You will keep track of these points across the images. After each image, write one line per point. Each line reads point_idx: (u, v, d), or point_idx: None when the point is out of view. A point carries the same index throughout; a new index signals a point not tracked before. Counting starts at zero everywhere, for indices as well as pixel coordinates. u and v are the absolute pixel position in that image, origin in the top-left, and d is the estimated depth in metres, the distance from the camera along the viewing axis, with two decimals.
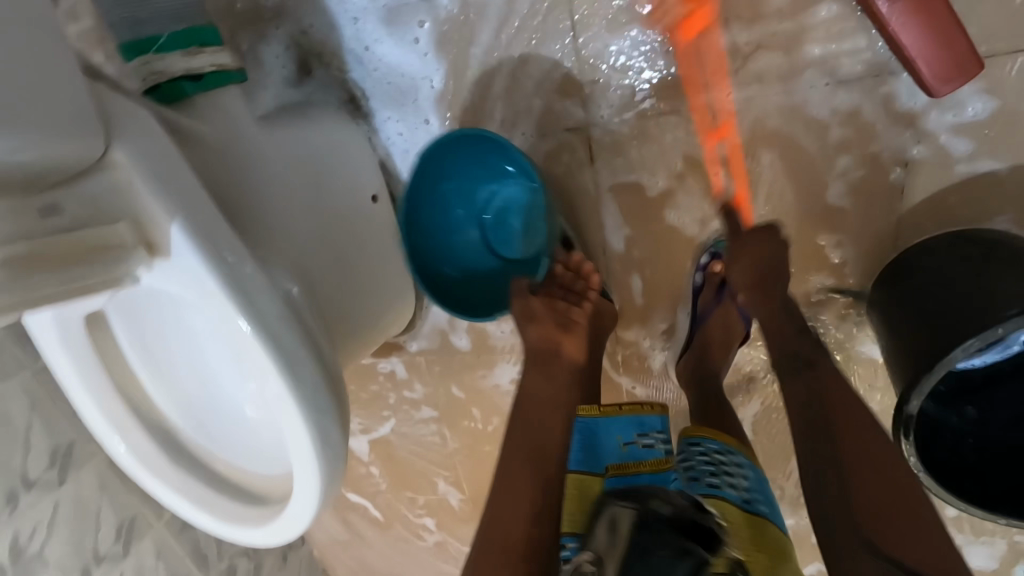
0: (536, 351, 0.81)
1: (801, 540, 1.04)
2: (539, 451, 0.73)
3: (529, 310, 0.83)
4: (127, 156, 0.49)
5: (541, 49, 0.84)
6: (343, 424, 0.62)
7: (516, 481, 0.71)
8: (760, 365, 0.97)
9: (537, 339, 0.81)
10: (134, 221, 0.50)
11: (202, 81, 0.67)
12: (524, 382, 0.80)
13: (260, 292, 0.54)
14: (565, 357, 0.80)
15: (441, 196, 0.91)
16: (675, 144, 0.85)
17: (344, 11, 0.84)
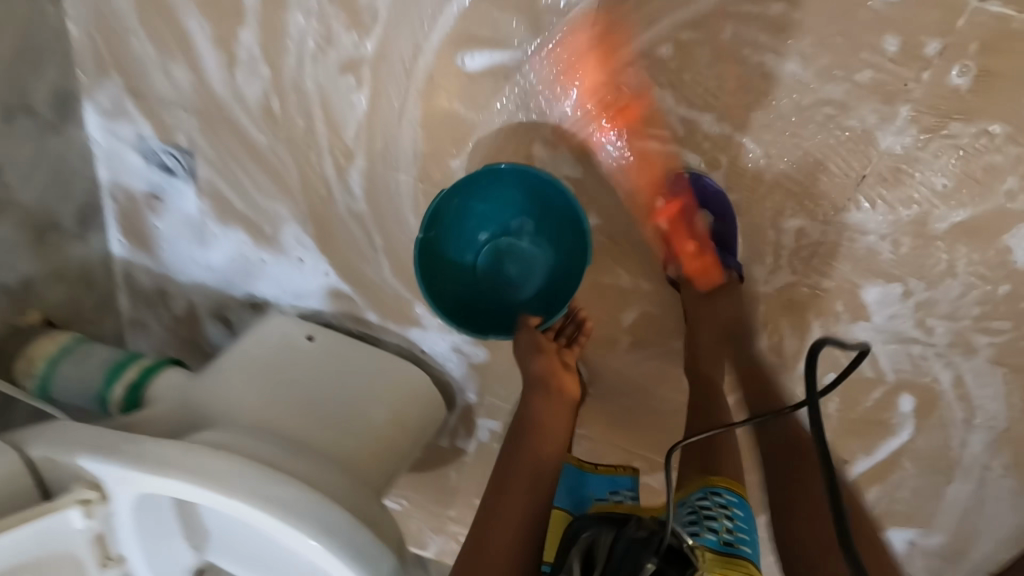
0: (544, 379, 0.79)
1: (936, 106, 0.66)
2: (538, 466, 0.71)
3: (537, 342, 0.83)
4: (32, 446, 0.71)
5: (230, 160, 0.95)
6: (286, 479, 0.71)
7: (514, 506, 0.68)
8: (628, 74, 0.75)
9: (541, 377, 0.79)
10: (67, 471, 0.70)
11: (131, 386, 0.94)
12: (531, 409, 0.77)
13: (153, 446, 0.70)
14: (564, 390, 0.80)
15: (474, 215, 0.88)
16: (330, 75, 0.83)
17: (187, 263, 1.09)
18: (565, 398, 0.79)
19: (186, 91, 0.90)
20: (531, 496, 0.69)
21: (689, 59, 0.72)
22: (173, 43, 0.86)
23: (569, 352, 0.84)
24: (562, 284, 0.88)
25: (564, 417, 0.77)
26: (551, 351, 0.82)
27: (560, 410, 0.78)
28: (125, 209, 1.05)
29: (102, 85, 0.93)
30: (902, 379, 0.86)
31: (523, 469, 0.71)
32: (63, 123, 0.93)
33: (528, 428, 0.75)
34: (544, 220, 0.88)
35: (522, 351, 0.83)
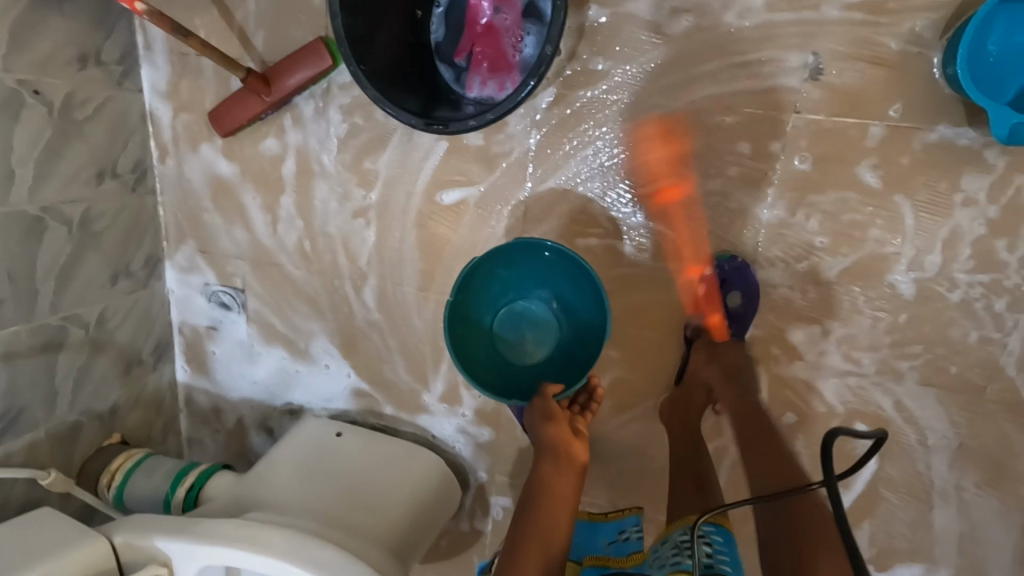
0: (555, 447, 0.86)
1: (795, 187, 0.88)
2: (546, 532, 0.81)
3: (549, 411, 0.91)
4: (116, 530, 0.87)
5: (274, 293, 1.20)
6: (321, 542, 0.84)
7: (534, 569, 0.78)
8: (565, 192, 0.98)
9: (551, 445, 0.87)
10: (143, 551, 0.86)
11: (191, 488, 1.11)
12: (542, 477, 0.86)
13: (214, 524, 0.85)
14: (575, 458, 0.87)
15: (499, 283, 1.03)
16: (348, 222, 1.10)
17: (239, 381, 1.31)
18: (575, 464, 0.86)
19: (242, 247, 1.18)
20: (544, 561, 0.78)
21: (604, 176, 0.96)
22: (234, 212, 1.16)
23: (580, 420, 0.92)
24: (576, 352, 1.02)
25: (571, 486, 0.85)
26: (561, 420, 0.89)
27: (569, 478, 0.85)
28: (190, 342, 1.30)
29: (180, 249, 1.22)
30: (852, 410, 0.96)
31: (535, 536, 0.80)
32: (150, 280, 1.21)
33: (538, 492, 0.85)
34: (561, 292, 1.02)
35: (535, 417, 0.91)
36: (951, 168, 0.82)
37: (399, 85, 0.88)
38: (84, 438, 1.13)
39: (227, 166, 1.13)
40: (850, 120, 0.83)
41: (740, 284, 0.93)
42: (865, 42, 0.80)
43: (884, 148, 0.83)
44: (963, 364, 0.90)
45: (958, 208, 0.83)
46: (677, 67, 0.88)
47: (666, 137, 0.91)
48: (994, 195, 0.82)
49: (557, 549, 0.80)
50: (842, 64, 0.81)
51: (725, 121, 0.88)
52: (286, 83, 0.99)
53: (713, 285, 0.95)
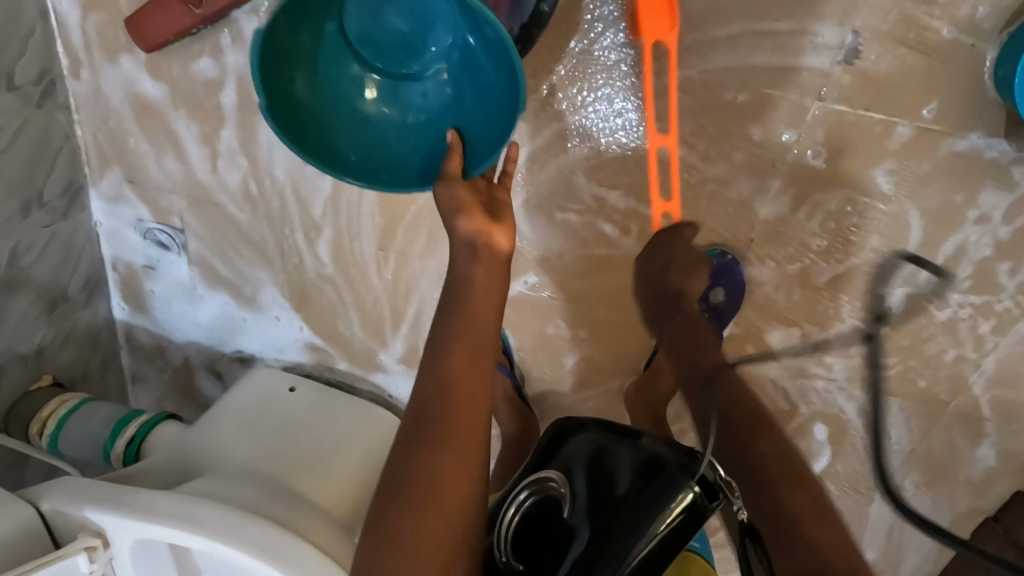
0: (473, 240, 0.69)
1: (799, 181, 0.79)
2: (472, 354, 0.65)
3: (456, 198, 0.71)
4: (45, 498, 0.82)
5: (216, 236, 1.08)
6: (261, 523, 0.80)
7: (472, 382, 0.64)
8: (548, 160, 0.87)
9: (469, 241, 0.70)
10: (74, 521, 0.82)
11: (132, 440, 1.06)
12: (455, 272, 0.69)
13: (146, 498, 0.81)
14: (497, 251, 0.70)
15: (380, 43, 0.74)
16: (298, 167, 0.97)
17: (182, 324, 1.22)
18: (498, 254, 0.70)
19: (177, 181, 1.04)
20: (476, 375, 0.64)
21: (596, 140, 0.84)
22: (165, 141, 1.00)
23: (501, 191, 0.76)
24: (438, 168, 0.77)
25: (493, 280, 0.69)
26: (474, 210, 0.70)
27: (491, 273, 0.70)
28: (125, 279, 1.19)
29: (104, 176, 1.07)
30: (814, 410, 0.96)
31: (463, 349, 0.65)
32: (71, 211, 1.07)
33: (462, 287, 0.68)
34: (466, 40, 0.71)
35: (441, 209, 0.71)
36: (972, 181, 0.74)
37: None
38: (8, 382, 1.04)
39: (153, 86, 0.96)
40: (877, 114, 0.73)
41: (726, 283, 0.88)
42: (912, 23, 0.67)
43: (906, 151, 0.74)
44: (932, 378, 0.88)
45: (969, 224, 0.77)
46: (692, 27, 0.74)
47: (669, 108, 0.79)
48: (1010, 214, 0.75)
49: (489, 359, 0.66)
50: (882, 47, 0.69)
51: (736, 99, 0.76)
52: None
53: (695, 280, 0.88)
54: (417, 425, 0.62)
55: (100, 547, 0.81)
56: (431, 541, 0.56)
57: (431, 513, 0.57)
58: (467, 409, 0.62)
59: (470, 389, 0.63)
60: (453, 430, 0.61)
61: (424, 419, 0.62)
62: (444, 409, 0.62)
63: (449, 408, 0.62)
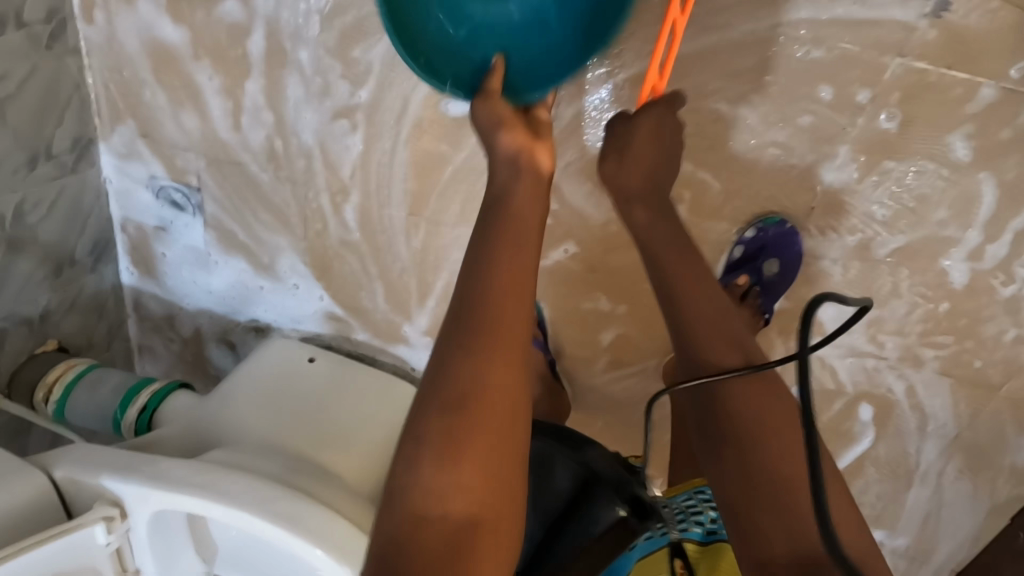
0: (514, 156, 0.59)
1: (868, 147, 0.75)
2: (516, 265, 0.54)
3: (498, 112, 0.61)
4: (58, 465, 0.77)
5: (233, 198, 1.02)
6: (290, 495, 0.76)
7: (513, 314, 0.53)
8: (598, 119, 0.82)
9: (509, 161, 0.59)
10: (90, 490, 0.77)
11: (145, 409, 1.01)
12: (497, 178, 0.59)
13: (167, 466, 0.76)
14: (540, 163, 0.59)
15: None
16: (327, 124, 0.91)
17: (194, 291, 1.16)
18: (543, 171, 0.59)
19: (194, 137, 0.97)
20: (517, 308, 0.53)
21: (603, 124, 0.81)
22: (184, 93, 0.93)
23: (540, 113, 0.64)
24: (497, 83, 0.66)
25: (538, 201, 0.58)
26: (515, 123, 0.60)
27: (535, 190, 0.59)
28: (134, 242, 1.12)
29: (116, 130, 1.00)
30: (860, 391, 0.93)
31: (506, 271, 0.54)
32: (79, 166, 1.00)
33: (501, 195, 0.58)
34: None
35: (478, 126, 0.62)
36: None
37: None
38: (10, 347, 0.98)
39: (173, 31, 0.89)
40: (960, 75, 0.68)
41: (780, 256, 0.83)
42: None
43: (988, 115, 0.70)
44: (989, 361, 0.85)
45: None
46: None
47: (735, 63, 0.74)
48: None
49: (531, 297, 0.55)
50: (974, 1, 0.65)
51: (808, 55, 0.71)
52: None
53: (748, 252, 0.85)
54: (443, 368, 0.52)
55: (117, 517, 0.76)
56: (462, 478, 0.49)
57: (462, 464, 0.49)
58: (511, 354, 0.52)
59: (509, 331, 0.53)
60: (487, 379, 0.51)
61: (456, 365, 0.51)
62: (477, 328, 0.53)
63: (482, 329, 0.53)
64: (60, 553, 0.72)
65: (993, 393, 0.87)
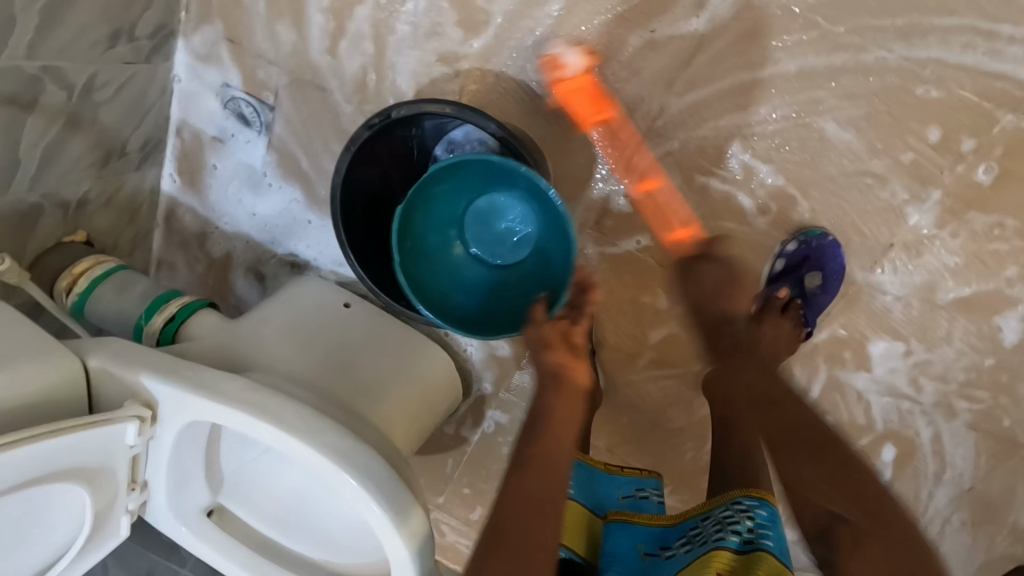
0: (556, 374, 0.76)
1: (957, 192, 0.78)
2: (549, 468, 0.68)
3: (545, 337, 0.79)
4: (94, 354, 0.72)
5: (307, 122, 0.99)
6: (337, 426, 0.73)
7: (541, 517, 0.64)
8: (708, 114, 0.82)
9: (552, 376, 0.77)
10: (125, 385, 0.72)
11: (172, 320, 0.95)
12: (539, 397, 0.76)
13: (215, 376, 0.72)
14: (576, 379, 0.76)
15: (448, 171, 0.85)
16: (427, 68, 0.89)
17: (236, 212, 1.11)
18: (578, 386, 0.76)
19: (283, 53, 0.95)
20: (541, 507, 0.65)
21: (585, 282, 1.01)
22: (287, 5, 0.91)
23: (578, 331, 0.81)
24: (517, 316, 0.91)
25: (575, 408, 0.75)
26: (560, 346, 0.78)
27: (568, 404, 0.75)
28: (186, 149, 1.08)
29: (201, 29, 0.97)
30: (889, 430, 0.94)
31: (533, 479, 0.67)
32: (155, 56, 0.96)
33: (540, 414, 0.74)
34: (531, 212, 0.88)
35: (529, 344, 0.80)
36: None
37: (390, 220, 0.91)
38: (41, 226, 0.92)
39: None
40: None
41: (834, 276, 0.86)
42: None
43: None
44: (1017, 419, 0.89)
45: None
46: (908, 10, 0.72)
47: (854, 88, 0.76)
48: None
49: (562, 469, 0.69)
50: None
51: (926, 94, 0.74)
52: None
53: (791, 263, 0.86)
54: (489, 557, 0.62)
55: (149, 417, 0.72)
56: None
57: None
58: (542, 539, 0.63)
59: (546, 493, 0.66)
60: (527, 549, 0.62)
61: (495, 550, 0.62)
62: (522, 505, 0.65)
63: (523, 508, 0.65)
64: (89, 443, 0.67)
65: (1013, 450, 0.91)
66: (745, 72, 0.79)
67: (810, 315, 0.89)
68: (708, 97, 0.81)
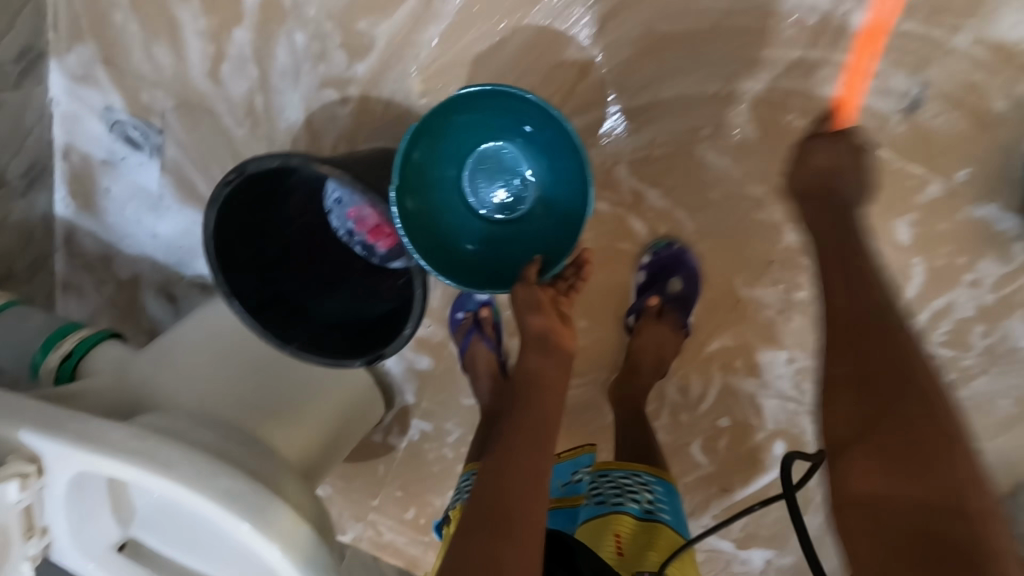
0: (545, 337, 0.71)
1: None
2: (537, 445, 0.64)
3: (535, 300, 0.73)
4: None
5: (198, 146, 0.96)
6: (225, 469, 0.74)
7: (526, 502, 0.59)
8: (594, 140, 0.83)
9: (541, 338, 0.72)
10: (9, 441, 0.72)
11: (71, 354, 0.94)
12: (528, 366, 0.71)
13: (99, 428, 0.72)
14: (565, 349, 0.73)
15: (475, 104, 0.77)
16: (314, 93, 0.87)
17: (137, 235, 1.08)
18: (563, 355, 0.72)
19: (164, 76, 0.90)
20: (536, 485, 0.61)
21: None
22: (162, 27, 0.87)
23: (566, 301, 0.77)
24: (513, 275, 0.82)
25: (561, 376, 0.71)
26: (551, 309, 0.73)
27: (554, 369, 0.71)
28: (76, 172, 1.03)
29: (74, 49, 0.91)
30: (779, 430, 0.99)
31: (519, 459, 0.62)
32: (25, 81, 0.90)
33: (524, 389, 0.69)
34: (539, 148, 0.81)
35: (519, 306, 0.73)
36: (977, 247, 0.79)
37: (299, 263, 0.82)
38: None
39: None
40: (916, 168, 0.76)
41: (693, 283, 0.90)
42: (973, 90, 0.71)
43: (932, 208, 0.78)
44: None
45: (963, 285, 0.81)
46: (773, 43, 0.73)
47: (729, 115, 0.78)
48: (1000, 283, 0.80)
49: (549, 454, 0.64)
50: (940, 107, 0.72)
51: (793, 123, 0.77)
52: None
53: (650, 276, 0.90)
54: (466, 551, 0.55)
55: (35, 471, 0.72)
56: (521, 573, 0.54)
57: None
58: (525, 534, 0.57)
59: (530, 478, 0.61)
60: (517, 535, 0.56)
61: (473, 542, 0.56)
62: (511, 491, 0.59)
63: (512, 493, 0.59)
64: None
65: None
66: (628, 100, 0.80)
67: (681, 316, 0.92)
68: (593, 123, 0.82)
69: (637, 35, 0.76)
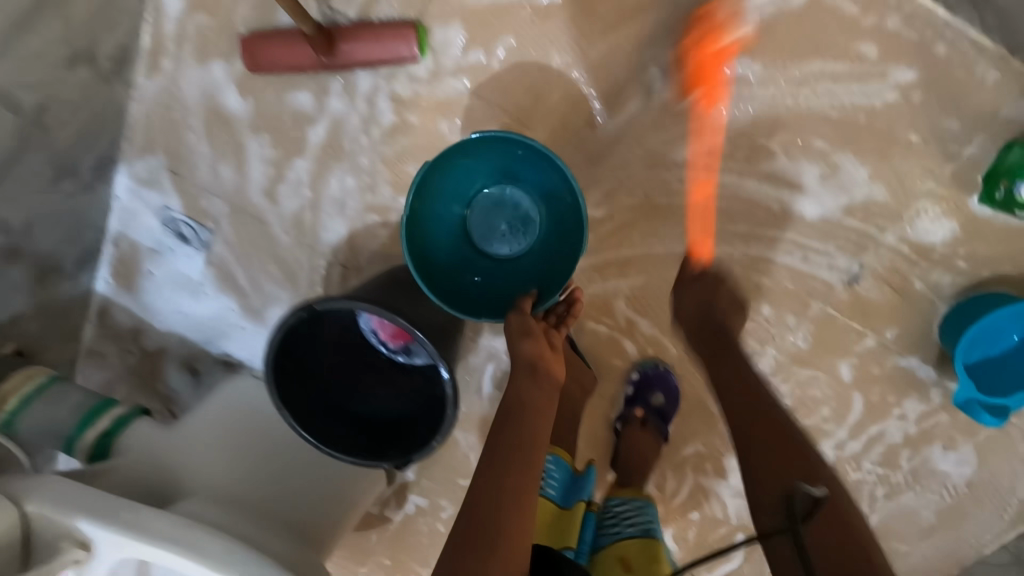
0: (532, 363, 0.78)
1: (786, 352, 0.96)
2: (525, 470, 0.70)
3: (526, 327, 0.82)
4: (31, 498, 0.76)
5: (244, 244, 1.06)
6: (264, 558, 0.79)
7: (516, 525, 0.65)
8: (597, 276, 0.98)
9: (530, 367, 0.78)
10: (62, 527, 0.76)
11: (108, 431, 0.98)
12: (522, 395, 0.76)
13: (148, 517, 0.77)
14: (552, 372, 0.79)
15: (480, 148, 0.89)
16: (360, 216, 1.00)
17: (169, 315, 1.16)
18: (552, 379, 0.79)
19: (225, 188, 1.02)
20: (522, 509, 0.67)
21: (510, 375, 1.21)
22: (230, 151, 1.00)
23: (555, 333, 0.85)
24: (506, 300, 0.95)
25: (550, 402, 0.77)
26: (540, 337, 0.81)
27: (546, 391, 0.78)
28: (123, 257, 1.12)
29: (144, 158, 1.04)
30: (742, 526, 1.11)
31: (507, 482, 0.68)
32: (96, 183, 1.01)
33: (516, 409, 0.75)
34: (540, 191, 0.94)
35: (510, 332, 0.82)
36: (903, 389, 0.96)
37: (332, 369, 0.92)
38: None
39: (240, 104, 0.98)
40: (856, 325, 0.94)
41: (671, 396, 1.04)
42: (895, 272, 0.90)
43: (869, 356, 0.95)
44: None
45: (892, 418, 0.98)
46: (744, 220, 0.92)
47: None
48: (920, 418, 0.98)
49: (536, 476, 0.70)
50: (872, 281, 0.91)
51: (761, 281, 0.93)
52: (351, 46, 0.89)
53: (637, 390, 1.03)
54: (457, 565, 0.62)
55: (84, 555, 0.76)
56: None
57: None
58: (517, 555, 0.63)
59: (520, 499, 0.67)
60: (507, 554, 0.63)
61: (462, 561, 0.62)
62: (502, 519, 0.65)
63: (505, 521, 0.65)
64: None
65: None
66: (627, 248, 0.96)
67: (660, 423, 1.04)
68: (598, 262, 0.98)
69: (638, 201, 0.93)
